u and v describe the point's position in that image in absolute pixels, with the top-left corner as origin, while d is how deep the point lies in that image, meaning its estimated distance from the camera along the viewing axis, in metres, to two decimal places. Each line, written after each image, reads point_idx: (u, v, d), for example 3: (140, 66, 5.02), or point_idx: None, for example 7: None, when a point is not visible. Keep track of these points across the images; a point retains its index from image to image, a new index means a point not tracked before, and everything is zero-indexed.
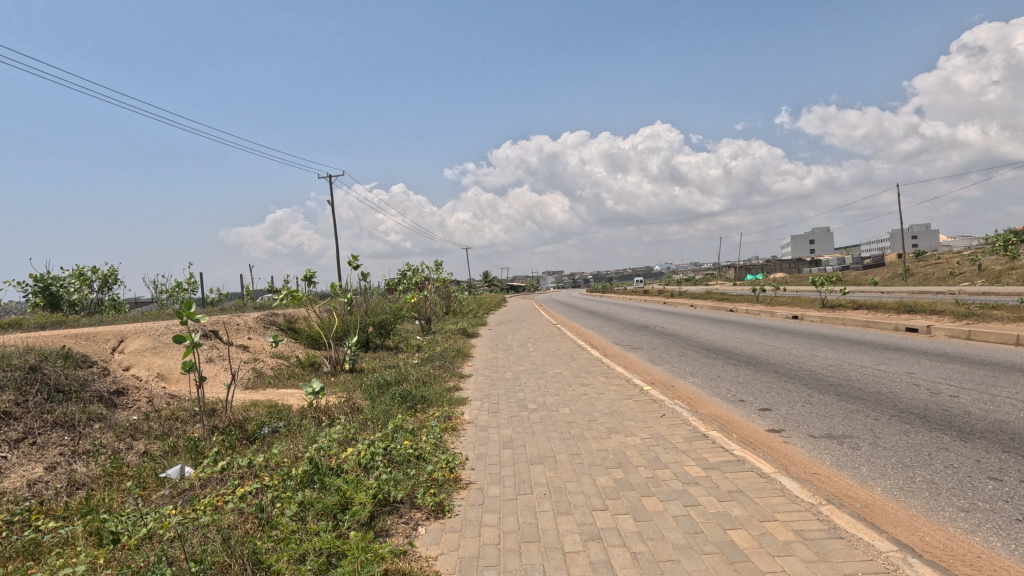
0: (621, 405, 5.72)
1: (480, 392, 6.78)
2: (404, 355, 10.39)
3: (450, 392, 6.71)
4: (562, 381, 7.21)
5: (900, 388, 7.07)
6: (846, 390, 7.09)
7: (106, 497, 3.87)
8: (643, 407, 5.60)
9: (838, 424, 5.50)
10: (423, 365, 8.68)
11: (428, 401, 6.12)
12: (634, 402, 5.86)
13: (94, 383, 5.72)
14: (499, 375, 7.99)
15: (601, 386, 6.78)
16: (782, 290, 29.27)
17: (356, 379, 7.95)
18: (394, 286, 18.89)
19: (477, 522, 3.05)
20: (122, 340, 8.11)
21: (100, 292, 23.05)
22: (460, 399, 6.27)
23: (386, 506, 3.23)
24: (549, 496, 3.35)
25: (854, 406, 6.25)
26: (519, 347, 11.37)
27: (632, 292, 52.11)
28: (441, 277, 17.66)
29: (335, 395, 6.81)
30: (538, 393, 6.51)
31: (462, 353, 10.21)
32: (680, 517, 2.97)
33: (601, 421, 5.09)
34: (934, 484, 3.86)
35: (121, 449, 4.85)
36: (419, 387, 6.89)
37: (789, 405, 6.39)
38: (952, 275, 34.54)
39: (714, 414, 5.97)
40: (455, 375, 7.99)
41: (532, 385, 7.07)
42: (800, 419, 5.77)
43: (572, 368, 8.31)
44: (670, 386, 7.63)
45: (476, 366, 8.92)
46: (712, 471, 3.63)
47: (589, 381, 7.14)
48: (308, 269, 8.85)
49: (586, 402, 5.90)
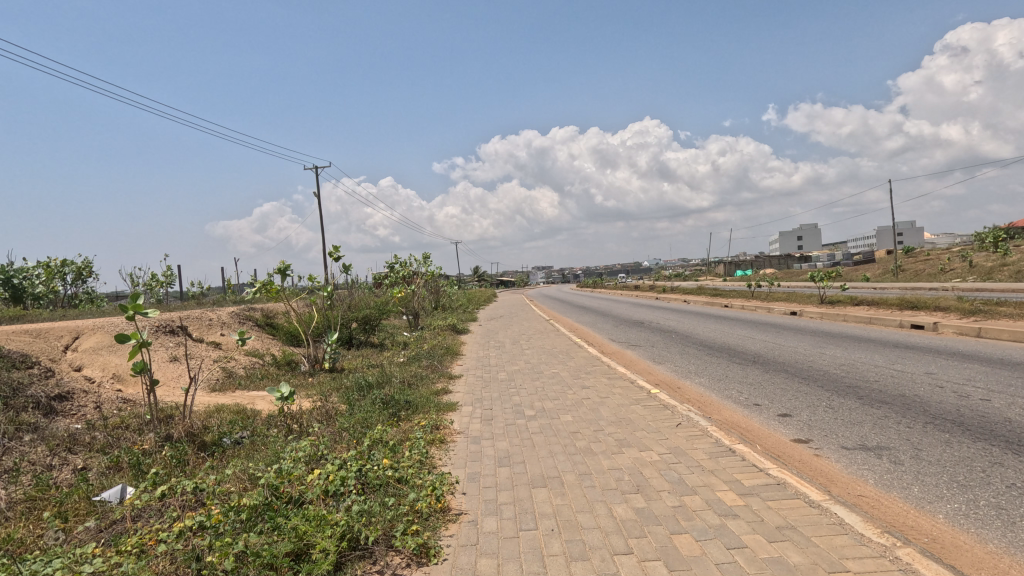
0: (630, 412, 5.11)
1: (472, 396, 6.13)
2: (388, 353, 9.72)
3: (437, 396, 6.07)
4: (561, 383, 6.59)
5: (925, 391, 6.54)
6: (867, 393, 6.55)
7: (18, 531, 3.18)
8: (654, 414, 4.98)
9: (870, 433, 4.94)
10: (409, 365, 8.02)
11: (413, 407, 5.47)
12: (643, 408, 5.26)
13: (30, 388, 5.00)
14: (492, 376, 7.35)
15: (605, 389, 6.17)
16: (777, 285, 28.82)
17: (335, 380, 7.28)
18: (379, 280, 18.12)
19: (469, 571, 2.42)
20: (76, 338, 7.36)
21: (72, 286, 22.07)
22: (448, 404, 5.63)
23: (355, 551, 2.59)
24: (558, 533, 2.74)
25: (880, 411, 5.71)
26: (512, 345, 10.72)
27: (624, 288, 51.50)
28: (429, 270, 16.93)
29: (309, 399, 6.13)
30: (535, 397, 5.88)
31: (451, 351, 9.54)
32: (725, 565, 2.37)
33: (609, 431, 4.49)
34: (1004, 510, 3.30)
35: (53, 466, 4.15)
36: (404, 390, 6.23)
37: (810, 410, 5.84)
38: (943, 271, 34.42)
39: (731, 421, 5.40)
40: (443, 376, 7.32)
41: (528, 387, 6.43)
42: (825, 427, 5.22)
43: (571, 368, 7.70)
44: (677, 389, 7.06)
45: (466, 366, 8.26)
46: (750, 499, 3.05)
47: (590, 383, 6.53)
48: (284, 260, 8.11)
49: (590, 408, 5.28)
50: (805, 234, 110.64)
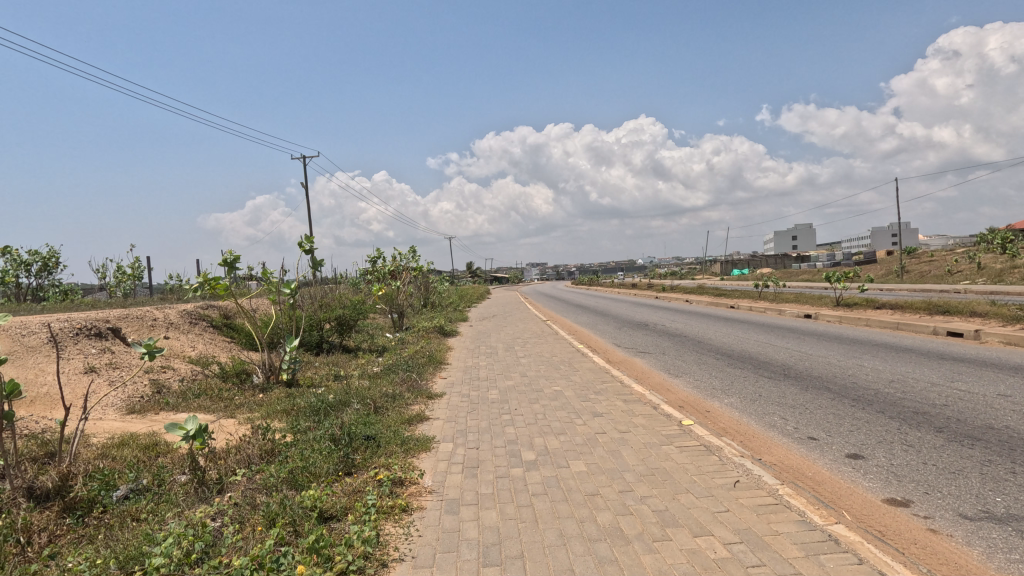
0: (664, 460, 3.78)
1: (453, 426, 4.78)
2: (362, 361, 8.37)
3: (409, 425, 4.76)
4: (567, 407, 5.28)
5: (1017, 421, 5.28)
6: (943, 424, 5.30)
7: None
8: (697, 464, 3.68)
9: (988, 492, 3.65)
10: (382, 379, 6.69)
11: (375, 445, 4.15)
12: (679, 451, 3.95)
13: None
14: (482, 395, 6.03)
15: (623, 419, 4.83)
16: (784, 285, 27.51)
17: (287, 400, 5.93)
18: (363, 276, 16.72)
19: None
20: None
21: (36, 279, 20.66)
22: (421, 440, 4.30)
23: None
24: None
25: (977, 454, 4.44)
26: (505, 352, 9.37)
27: (621, 286, 50.31)
28: (417, 265, 15.53)
29: (245, 429, 4.79)
30: (535, 430, 4.54)
31: (435, 360, 8.20)
32: None
33: (642, 495, 3.19)
34: None
35: None
36: (367, 416, 4.90)
37: (885, 451, 4.57)
38: (951, 274, 33.34)
39: (792, 467, 4.11)
40: (421, 395, 5.96)
41: (525, 414, 5.12)
42: (920, 479, 3.94)
43: (577, 385, 6.39)
44: (706, 413, 5.78)
45: (451, 380, 6.93)
46: None
47: (603, 409, 5.18)
48: (231, 251, 6.71)
49: (608, 451, 3.95)
50: (801, 234, 109.79)
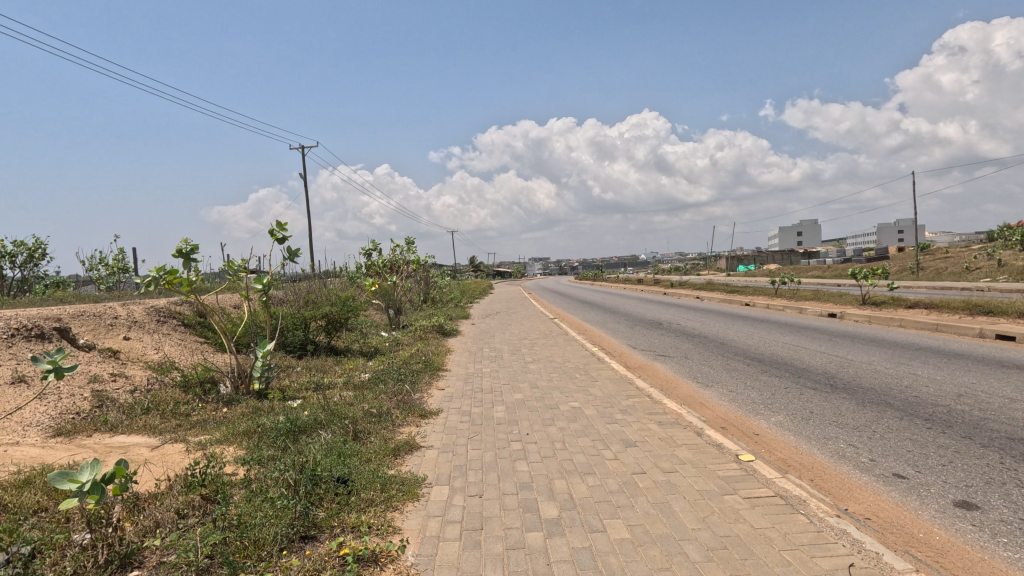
0: (734, 521, 2.79)
1: (451, 459, 3.80)
2: (349, 366, 7.39)
3: (394, 459, 3.77)
4: (592, 433, 4.29)
5: None
6: None
7: None
8: (783, 530, 2.68)
9: None
10: (369, 391, 5.70)
11: (346, 493, 3.16)
12: (750, 507, 2.95)
13: None
14: (487, 413, 5.05)
15: (664, 452, 3.83)
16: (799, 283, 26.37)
17: (252, 417, 4.95)
18: (359, 270, 15.72)
19: None
20: None
21: (21, 270, 19.67)
22: (408, 483, 3.31)
23: None
24: None
25: None
26: (511, 356, 8.38)
27: (625, 282, 49.19)
28: (416, 258, 14.52)
29: (187, 461, 3.80)
30: (554, 469, 3.55)
31: (431, 365, 7.22)
32: None
33: None
34: None
35: None
36: (342, 445, 3.90)
37: (1005, 497, 3.56)
38: (971, 271, 32.07)
39: (896, 527, 3.11)
40: (413, 413, 4.98)
41: (541, 442, 4.13)
42: None
43: (599, 401, 5.39)
44: (758, 439, 4.76)
45: (450, 392, 5.95)
46: None
47: (635, 437, 4.19)
48: (184, 240, 5.68)
49: (655, 506, 2.96)
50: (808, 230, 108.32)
